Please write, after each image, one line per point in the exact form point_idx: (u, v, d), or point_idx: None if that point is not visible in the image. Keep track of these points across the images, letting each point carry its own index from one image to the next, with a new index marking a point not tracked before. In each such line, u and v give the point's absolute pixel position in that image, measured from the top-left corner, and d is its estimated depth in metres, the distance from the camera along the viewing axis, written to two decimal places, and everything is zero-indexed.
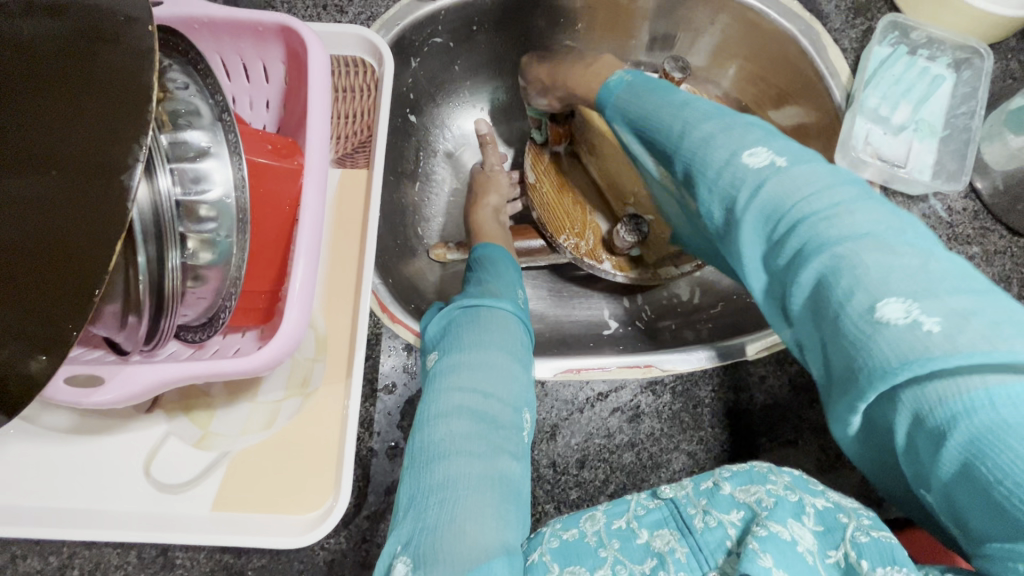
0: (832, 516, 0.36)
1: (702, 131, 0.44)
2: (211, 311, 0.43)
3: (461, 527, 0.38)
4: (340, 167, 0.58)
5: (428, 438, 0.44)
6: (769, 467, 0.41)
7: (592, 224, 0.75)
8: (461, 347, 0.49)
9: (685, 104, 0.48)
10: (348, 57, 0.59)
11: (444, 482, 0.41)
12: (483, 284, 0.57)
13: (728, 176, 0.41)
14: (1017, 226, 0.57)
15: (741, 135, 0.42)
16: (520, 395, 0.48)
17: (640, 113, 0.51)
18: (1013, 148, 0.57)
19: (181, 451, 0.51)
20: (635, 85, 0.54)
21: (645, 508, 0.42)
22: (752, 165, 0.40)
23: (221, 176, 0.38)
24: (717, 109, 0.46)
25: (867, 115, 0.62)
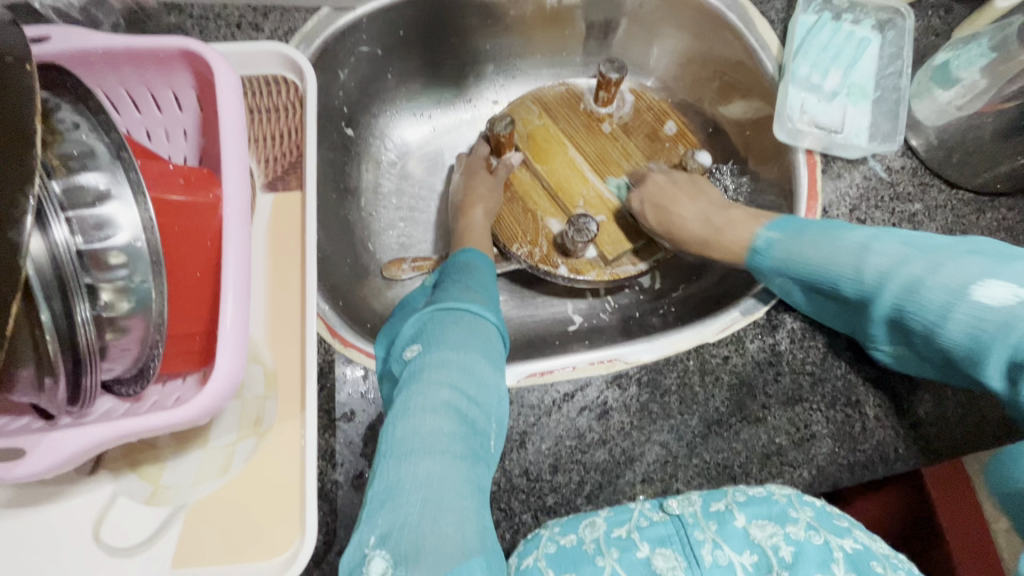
0: (864, 565, 0.43)
1: (904, 274, 0.50)
2: (140, 362, 0.40)
3: (441, 526, 0.37)
4: (271, 193, 0.55)
5: (409, 430, 0.41)
6: (788, 500, 0.47)
7: (544, 230, 0.72)
8: (446, 345, 0.48)
9: (866, 245, 0.52)
10: (268, 76, 0.56)
11: (427, 479, 0.39)
12: (455, 285, 0.56)
13: (966, 311, 0.46)
14: (955, 179, 0.58)
15: (956, 273, 0.47)
16: (500, 401, 0.47)
17: (809, 263, 0.54)
18: (943, 103, 0.58)
19: (131, 511, 0.48)
20: (787, 243, 0.57)
21: (649, 520, 0.47)
22: (991, 299, 0.45)
23: (127, 218, 0.36)
24: (905, 246, 0.51)
25: (800, 84, 0.63)
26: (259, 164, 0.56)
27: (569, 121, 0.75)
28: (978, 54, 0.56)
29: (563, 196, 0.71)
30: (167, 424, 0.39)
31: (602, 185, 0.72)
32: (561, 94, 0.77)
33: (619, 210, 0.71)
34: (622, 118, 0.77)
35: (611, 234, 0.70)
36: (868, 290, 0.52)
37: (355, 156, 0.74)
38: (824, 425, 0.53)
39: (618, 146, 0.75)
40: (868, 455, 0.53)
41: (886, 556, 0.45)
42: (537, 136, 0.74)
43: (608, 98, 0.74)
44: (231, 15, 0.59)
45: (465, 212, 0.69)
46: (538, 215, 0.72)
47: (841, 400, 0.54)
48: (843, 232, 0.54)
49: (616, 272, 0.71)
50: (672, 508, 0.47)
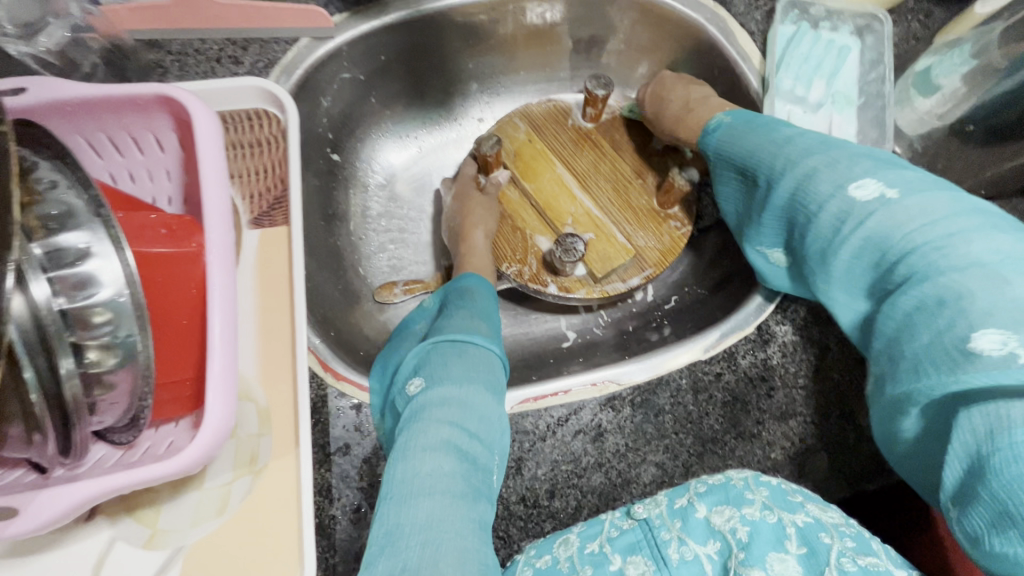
0: (814, 539, 0.42)
1: (804, 167, 0.48)
2: (131, 412, 0.40)
3: (441, 567, 0.36)
4: (257, 229, 0.55)
5: (412, 470, 0.41)
6: (746, 483, 0.46)
7: (533, 248, 0.72)
8: (447, 381, 0.48)
9: (785, 141, 0.51)
10: (250, 112, 0.56)
11: (428, 520, 0.39)
12: (454, 315, 0.56)
13: (840, 205, 0.45)
14: (943, 186, 0.57)
15: (839, 171, 0.45)
16: (500, 436, 0.47)
17: (739, 150, 0.54)
18: (922, 112, 0.58)
19: (130, 555, 0.47)
20: (733, 127, 0.56)
21: (618, 530, 0.47)
22: (861, 197, 0.43)
23: (110, 274, 0.36)
24: (820, 143, 0.49)
25: (784, 97, 0.62)
26: (245, 199, 0.55)
27: (557, 137, 0.76)
28: (959, 61, 0.55)
29: (551, 214, 0.72)
30: (162, 474, 0.39)
31: (590, 201, 0.73)
32: (549, 109, 0.77)
33: (607, 227, 0.72)
34: (607, 131, 0.77)
35: (600, 251, 0.71)
36: (779, 170, 0.50)
37: (342, 181, 0.74)
38: (818, 438, 0.53)
39: (606, 161, 0.75)
40: (864, 467, 0.53)
41: (836, 525, 0.43)
42: (525, 154, 0.75)
43: (596, 114, 0.75)
44: (211, 50, 0.59)
45: (465, 236, 0.69)
46: (527, 233, 0.73)
47: (834, 412, 0.54)
48: (779, 126, 0.53)
49: (605, 290, 0.70)
50: (638, 513, 0.47)
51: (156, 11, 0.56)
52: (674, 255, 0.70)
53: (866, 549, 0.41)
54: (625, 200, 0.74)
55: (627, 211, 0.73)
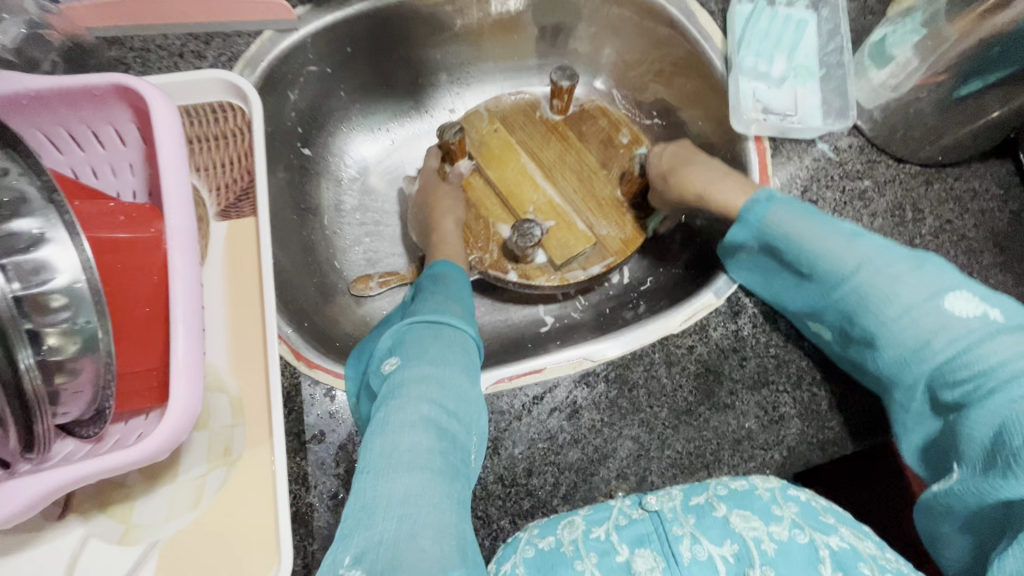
0: (850, 566, 0.40)
1: (882, 268, 0.49)
2: (95, 403, 0.40)
3: (418, 541, 0.35)
4: (225, 220, 0.55)
5: (390, 444, 0.40)
6: (776, 495, 0.45)
7: (495, 236, 0.72)
8: (423, 360, 0.47)
9: (858, 235, 0.50)
10: (213, 104, 0.56)
11: (405, 495, 0.38)
12: (429, 299, 0.56)
13: (928, 315, 0.47)
14: (902, 154, 0.59)
15: (930, 280, 0.48)
16: (478, 415, 0.46)
17: (794, 236, 0.52)
18: (876, 84, 0.59)
19: (103, 553, 0.47)
20: (783, 207, 0.53)
21: (628, 519, 0.46)
22: (956, 309, 0.46)
23: (66, 261, 0.35)
24: (891, 248, 0.50)
25: (748, 74, 0.63)
26: (211, 191, 0.55)
27: (525, 129, 0.76)
28: (911, 30, 0.56)
29: (513, 203, 0.73)
30: (127, 462, 0.39)
31: (553, 191, 0.73)
32: (518, 102, 0.78)
33: (569, 216, 0.72)
34: (578, 125, 0.77)
35: (560, 239, 0.70)
36: (845, 273, 0.50)
37: (314, 175, 0.74)
38: (791, 406, 0.54)
39: (572, 151, 0.76)
40: (836, 432, 0.53)
41: (873, 557, 0.42)
42: (491, 144, 0.75)
43: (563, 106, 0.75)
44: (173, 45, 0.58)
45: (434, 228, 0.69)
46: (490, 222, 0.73)
47: (806, 380, 0.54)
48: (837, 219, 0.52)
49: (565, 276, 0.71)
50: (651, 505, 0.46)
51: (114, 7, 0.56)
52: (635, 245, 0.71)
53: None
54: (590, 190, 0.74)
55: (590, 200, 0.73)
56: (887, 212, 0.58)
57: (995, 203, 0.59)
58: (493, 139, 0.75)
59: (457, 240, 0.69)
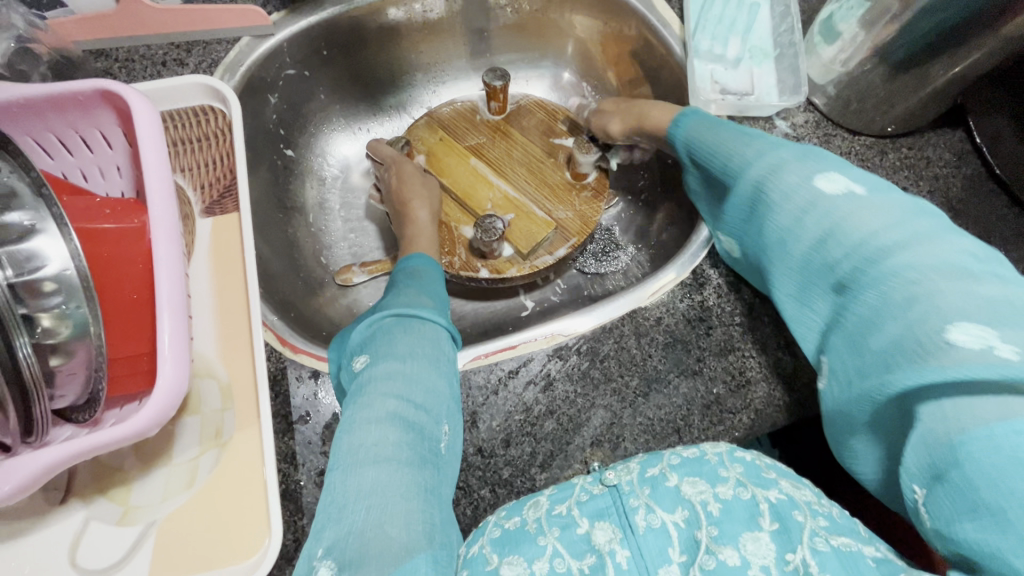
0: (787, 515, 0.42)
1: (768, 159, 0.49)
2: (89, 387, 0.42)
3: (385, 528, 0.39)
4: (210, 217, 0.58)
5: (357, 441, 0.43)
6: (722, 459, 0.47)
7: (460, 238, 0.74)
8: (393, 355, 0.49)
9: (749, 135, 0.52)
10: (195, 108, 0.59)
11: (372, 486, 0.41)
12: (404, 290, 0.57)
13: (806, 199, 0.46)
14: (856, 127, 0.62)
15: (803, 168, 0.47)
16: (448, 404, 0.49)
17: (705, 142, 0.55)
18: (826, 60, 0.62)
19: (103, 534, 0.49)
20: (699, 122, 0.57)
21: (588, 495, 0.47)
22: (827, 190, 0.45)
23: (56, 251, 0.38)
24: (784, 142, 0.50)
25: (704, 57, 0.66)
26: (196, 190, 0.58)
27: (468, 132, 0.80)
28: (855, 4, 0.59)
29: (472, 202, 0.75)
30: (118, 437, 0.41)
31: (506, 187, 0.75)
32: (457, 110, 0.81)
33: (526, 207, 0.74)
34: (518, 120, 0.80)
35: (523, 230, 0.73)
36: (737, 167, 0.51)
37: (298, 175, 0.77)
38: (757, 370, 0.56)
39: (519, 146, 0.79)
40: (801, 395, 0.56)
41: (809, 503, 0.43)
42: (438, 150, 0.78)
43: (501, 107, 0.78)
44: (156, 54, 0.61)
45: (410, 219, 0.70)
46: (452, 226, 0.75)
47: (771, 345, 0.56)
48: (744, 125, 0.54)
49: (535, 265, 0.73)
50: (609, 480, 0.48)
51: (99, 21, 0.59)
52: (592, 224, 0.74)
53: (840, 530, 0.41)
54: (544, 180, 0.77)
55: (544, 189, 0.76)
56: None
57: (948, 169, 0.61)
58: (448, 158, 0.77)
59: (431, 231, 0.70)
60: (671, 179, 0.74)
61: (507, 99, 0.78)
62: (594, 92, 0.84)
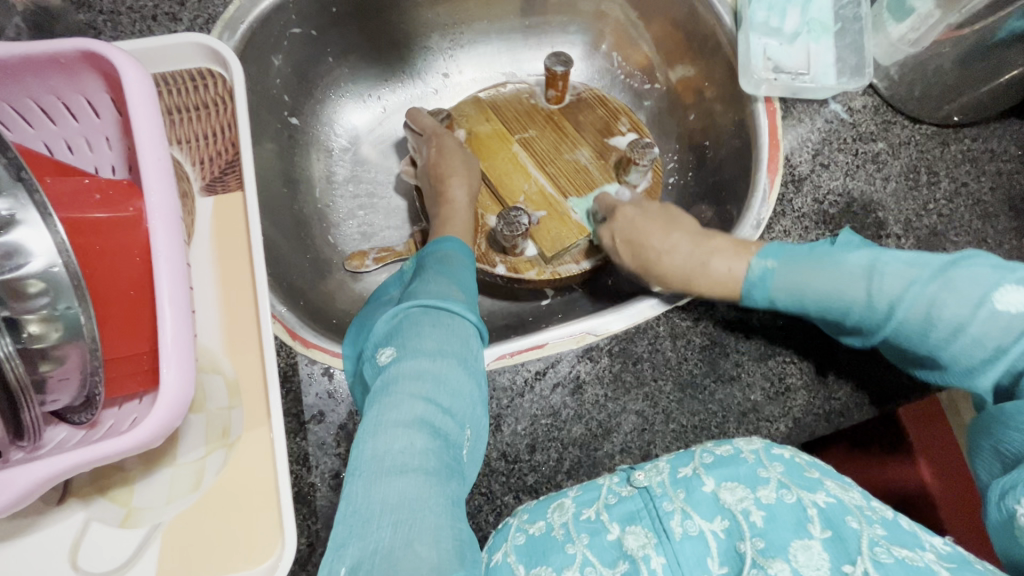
0: (840, 523, 0.39)
1: (920, 297, 0.48)
2: (85, 390, 0.39)
3: (414, 547, 0.34)
4: (210, 195, 0.52)
5: (383, 446, 0.39)
6: (761, 459, 0.44)
7: (482, 227, 0.70)
8: (420, 353, 0.45)
9: (874, 270, 0.50)
10: (193, 71, 0.53)
11: (399, 499, 0.36)
12: (430, 279, 0.53)
13: (982, 324, 0.46)
14: (917, 114, 0.57)
15: (971, 285, 0.47)
16: (474, 408, 0.45)
17: (811, 296, 0.51)
18: (895, 39, 0.57)
19: (105, 536, 0.46)
20: (786, 271, 0.51)
21: (617, 497, 0.45)
22: (1008, 308, 0.46)
23: (40, 245, 0.34)
24: (913, 268, 0.49)
25: (759, 30, 0.62)
26: (195, 165, 0.53)
27: (520, 119, 0.75)
28: None
29: (504, 191, 0.70)
30: (121, 449, 0.38)
31: (544, 179, 0.70)
32: (514, 96, 0.76)
33: (561, 205, 0.69)
34: (575, 114, 0.76)
35: (551, 231, 0.68)
36: (882, 317, 0.49)
37: (303, 146, 0.71)
38: (797, 377, 0.53)
39: (568, 141, 0.74)
40: (842, 403, 0.52)
41: (861, 507, 0.41)
42: (484, 134, 0.73)
43: (559, 96, 0.74)
44: (145, 7, 0.55)
45: (445, 197, 0.65)
46: (479, 212, 0.70)
47: (813, 350, 0.53)
48: (843, 256, 0.51)
49: (556, 270, 0.68)
50: (639, 481, 0.45)
51: None
52: None
53: (898, 540, 0.39)
54: (590, 184, 0.72)
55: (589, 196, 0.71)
56: (901, 175, 0.56)
57: (1012, 164, 0.56)
58: (490, 141, 0.73)
59: (467, 214, 0.64)
60: (707, 164, 0.68)
61: (565, 88, 0.74)
62: (626, 63, 0.77)
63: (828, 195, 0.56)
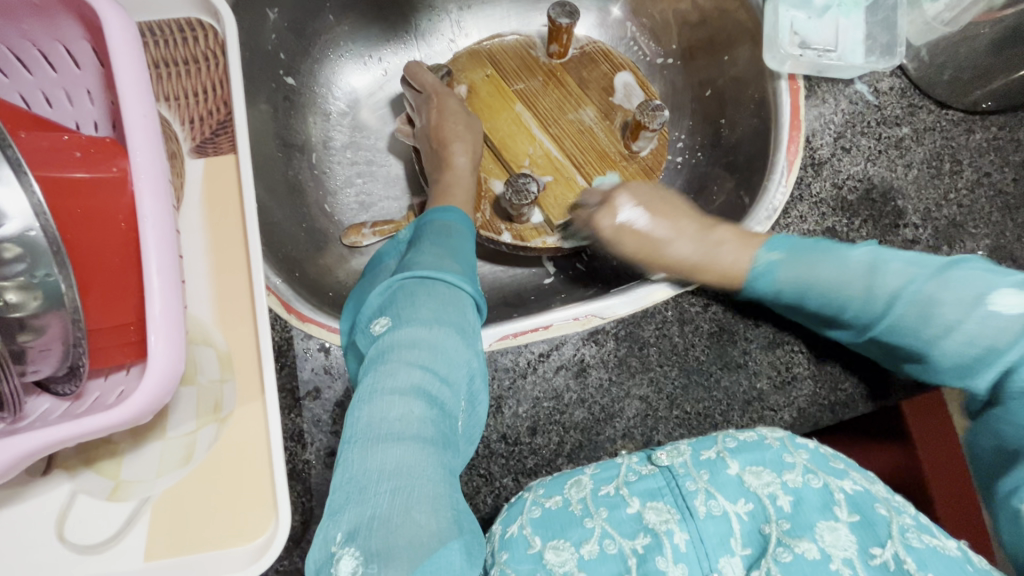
0: (867, 508, 0.39)
1: (916, 296, 0.46)
2: (67, 361, 0.36)
3: (413, 514, 0.32)
4: (200, 157, 0.49)
5: (378, 414, 0.36)
6: (789, 444, 0.43)
7: (487, 193, 0.67)
8: (417, 322, 0.42)
9: (876, 265, 0.48)
10: (181, 22, 0.50)
11: (397, 466, 0.34)
12: (426, 249, 0.49)
13: (973, 328, 0.44)
14: (944, 99, 0.55)
15: (896, 275, 0.47)
16: (471, 381, 0.42)
17: (817, 286, 0.49)
18: (930, 17, 0.55)
19: (92, 508, 0.45)
20: (790, 263, 0.50)
21: (637, 475, 0.44)
22: (1004, 309, 0.43)
23: (14, 205, 0.31)
24: (914, 265, 0.47)
25: (786, 2, 0.59)
26: (185, 125, 0.50)
27: (522, 77, 0.70)
28: None
29: (508, 155, 0.67)
30: (103, 426, 0.36)
31: (549, 142, 0.67)
32: (513, 44, 0.71)
33: (567, 170, 0.66)
34: (576, 69, 0.71)
35: (558, 197, 0.65)
36: (877, 311, 0.47)
37: (299, 108, 0.68)
38: (806, 368, 0.52)
39: (573, 100, 0.70)
40: (848, 394, 0.52)
41: (887, 498, 0.40)
42: (482, 89, 0.69)
43: (562, 51, 0.69)
44: None
45: (447, 163, 0.61)
46: (482, 177, 0.67)
47: (823, 340, 0.52)
48: (847, 251, 0.49)
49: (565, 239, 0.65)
50: (661, 460, 0.44)
51: None
52: None
53: (927, 529, 0.39)
54: (596, 147, 0.68)
55: (594, 159, 0.67)
56: (924, 162, 0.54)
57: None
58: (486, 94, 0.69)
59: (470, 180, 0.61)
60: (721, 143, 0.66)
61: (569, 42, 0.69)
62: (639, 33, 0.74)
63: (847, 180, 0.54)
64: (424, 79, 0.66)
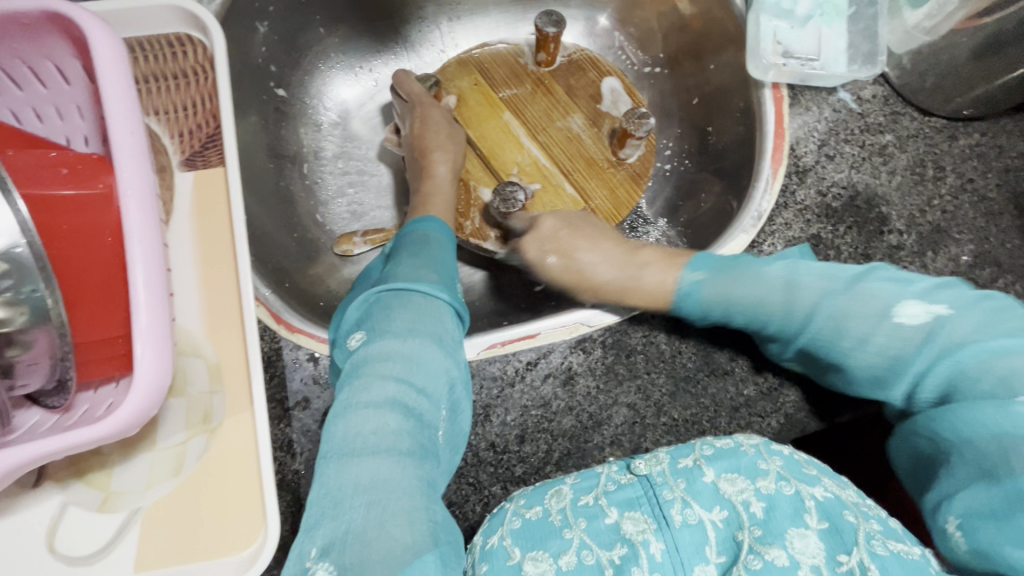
0: (837, 515, 0.39)
1: (831, 310, 0.46)
2: (55, 374, 0.37)
3: (388, 526, 0.33)
4: (190, 170, 0.50)
5: (353, 428, 0.37)
6: (762, 452, 0.44)
7: (477, 201, 0.67)
8: (392, 334, 0.42)
9: (833, 275, 0.48)
10: (170, 37, 0.50)
11: (372, 480, 0.35)
12: (405, 260, 0.50)
13: (886, 336, 0.45)
14: (927, 106, 0.56)
15: (874, 298, 0.46)
16: (451, 389, 0.43)
17: (737, 302, 0.49)
18: (909, 26, 0.56)
19: (83, 520, 0.45)
20: (713, 281, 0.50)
21: (616, 485, 0.44)
22: (909, 320, 0.45)
23: (1, 222, 0.32)
24: (894, 284, 0.46)
25: (769, 12, 0.59)
26: (174, 138, 0.50)
27: (511, 86, 0.71)
28: None
29: (496, 163, 0.67)
30: (90, 438, 0.36)
31: (538, 150, 0.68)
32: (498, 51, 0.72)
33: (555, 178, 0.67)
34: (564, 76, 0.72)
35: (546, 204, 0.66)
36: (796, 325, 0.48)
37: (290, 119, 0.69)
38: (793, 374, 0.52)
39: (561, 107, 0.70)
40: (834, 400, 0.52)
41: (856, 505, 0.41)
42: (471, 97, 0.70)
43: (549, 59, 0.70)
44: None
45: (427, 172, 0.62)
46: (471, 185, 0.67)
47: None
48: (769, 269, 0.49)
49: None
50: (639, 469, 0.44)
51: None
52: (626, 209, 0.66)
53: (894, 536, 0.39)
54: (584, 153, 0.69)
55: (582, 165, 0.68)
56: (907, 169, 0.54)
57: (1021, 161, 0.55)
58: (474, 103, 0.70)
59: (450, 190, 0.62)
60: (708, 151, 0.67)
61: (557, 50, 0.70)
62: (627, 41, 0.75)
63: (832, 187, 0.54)
64: (412, 87, 0.66)
